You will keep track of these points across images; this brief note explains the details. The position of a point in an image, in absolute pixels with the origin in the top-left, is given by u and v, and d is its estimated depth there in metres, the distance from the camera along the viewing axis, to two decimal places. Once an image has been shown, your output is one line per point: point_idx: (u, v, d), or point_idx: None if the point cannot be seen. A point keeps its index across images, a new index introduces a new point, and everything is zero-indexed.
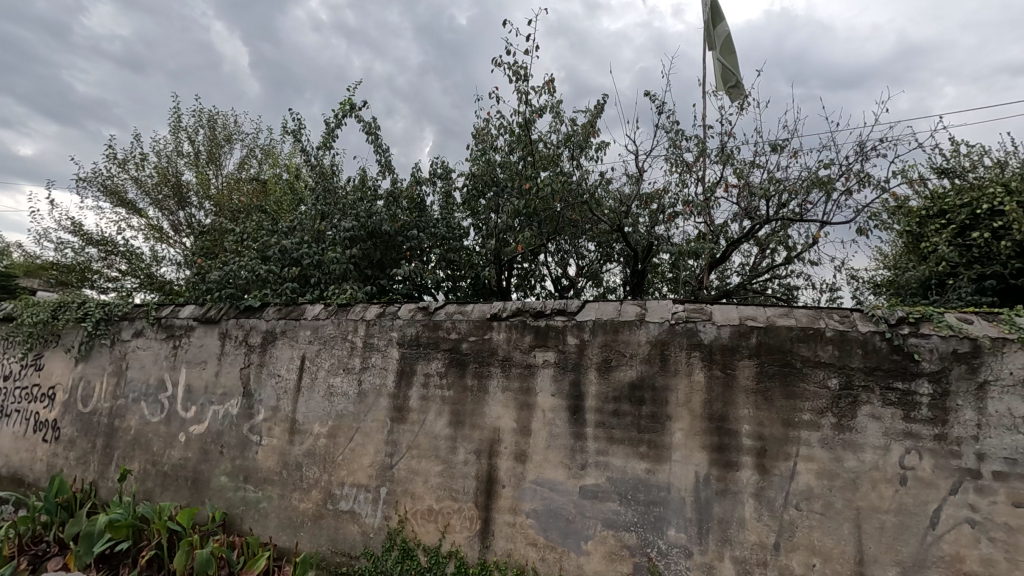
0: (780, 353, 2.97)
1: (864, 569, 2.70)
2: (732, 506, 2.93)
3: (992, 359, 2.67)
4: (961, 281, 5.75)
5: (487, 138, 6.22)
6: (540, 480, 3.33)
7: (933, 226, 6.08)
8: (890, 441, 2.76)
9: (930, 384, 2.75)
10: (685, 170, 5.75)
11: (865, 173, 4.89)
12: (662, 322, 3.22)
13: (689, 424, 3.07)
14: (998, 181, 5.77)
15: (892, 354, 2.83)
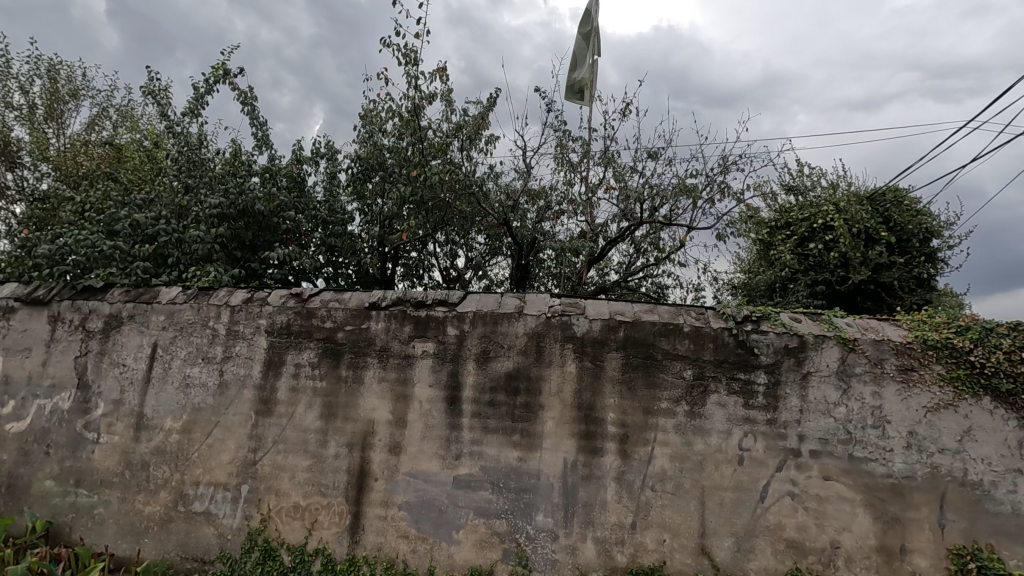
0: (644, 346, 3.19)
1: (706, 541, 3.01)
2: (596, 489, 3.10)
3: (814, 353, 3.11)
4: (799, 286, 6.60)
5: (376, 120, 6.03)
6: (414, 471, 3.30)
7: (781, 236, 6.87)
8: (732, 426, 3.09)
9: (765, 375, 3.12)
10: (571, 169, 5.97)
11: (725, 185, 5.39)
12: (539, 314, 3.32)
13: (560, 413, 3.20)
14: (832, 201, 6.65)
15: (737, 348, 3.16)
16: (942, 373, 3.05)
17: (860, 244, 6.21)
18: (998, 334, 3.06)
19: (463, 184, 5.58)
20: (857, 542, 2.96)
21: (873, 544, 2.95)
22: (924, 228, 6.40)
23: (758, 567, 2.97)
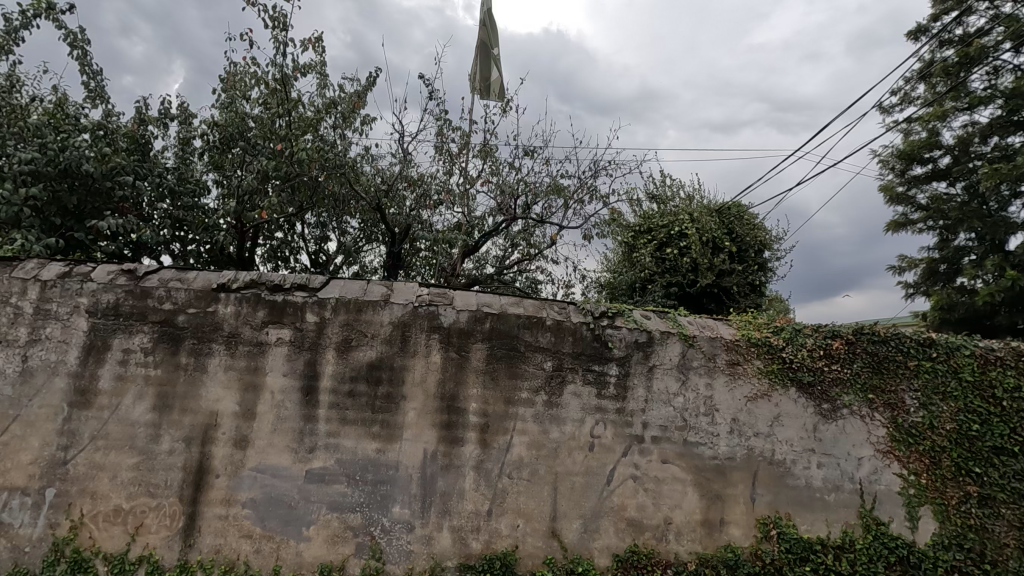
0: (508, 338, 3.28)
1: (556, 523, 3.17)
2: (455, 479, 3.13)
3: (659, 348, 3.42)
4: (655, 287, 7.20)
5: (240, 86, 5.60)
6: (261, 466, 3.08)
7: (643, 240, 7.44)
8: (585, 415, 3.29)
9: (617, 367, 3.36)
10: (450, 160, 5.94)
11: (593, 188, 5.70)
12: (406, 304, 3.26)
13: (422, 403, 3.17)
14: (687, 211, 7.34)
15: (593, 342, 3.37)
16: (761, 367, 3.55)
17: (707, 252, 6.93)
18: (804, 334, 3.66)
19: (332, 163, 5.23)
20: (685, 518, 3.31)
21: (698, 518, 3.32)
22: (759, 240, 7.29)
23: (601, 545, 3.19)
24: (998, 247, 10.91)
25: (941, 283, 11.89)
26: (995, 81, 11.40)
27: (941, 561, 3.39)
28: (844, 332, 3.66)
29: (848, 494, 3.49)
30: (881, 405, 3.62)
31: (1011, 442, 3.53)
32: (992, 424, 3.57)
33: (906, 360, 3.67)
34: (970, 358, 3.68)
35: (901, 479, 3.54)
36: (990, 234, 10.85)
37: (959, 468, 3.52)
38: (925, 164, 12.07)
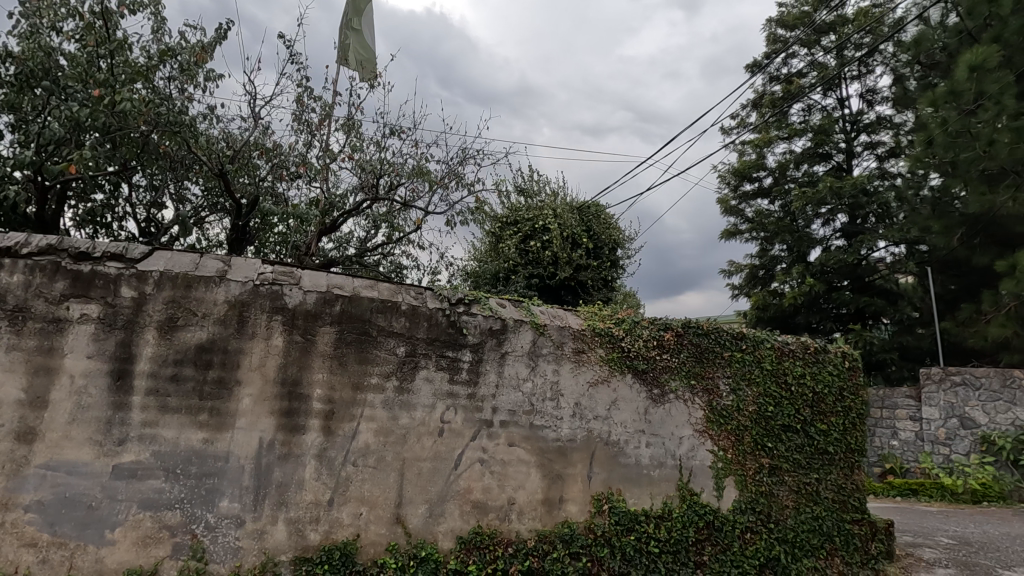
0: (360, 321, 3.16)
1: (401, 509, 3.14)
2: (293, 469, 2.95)
3: (512, 335, 3.54)
4: (518, 278, 7.43)
5: (49, 15, 4.77)
6: (53, 462, 2.65)
7: (509, 231, 7.63)
8: (436, 400, 3.29)
9: (470, 353, 3.41)
10: (310, 131, 5.58)
11: (459, 174, 5.70)
12: (245, 281, 2.99)
13: (259, 389, 2.95)
14: (551, 207, 7.67)
15: (448, 328, 3.38)
16: (602, 355, 3.83)
17: (567, 247, 7.32)
18: (642, 326, 4.01)
19: (164, 120, 4.56)
20: (528, 497, 3.47)
21: (540, 497, 3.50)
22: (613, 239, 7.85)
23: (445, 529, 3.23)
24: (802, 258, 12.96)
25: (759, 286, 13.84)
26: (808, 117, 13.46)
27: (738, 523, 3.98)
28: (674, 326, 4.07)
29: (669, 469, 3.91)
30: (700, 390, 4.09)
31: (795, 419, 4.33)
32: (783, 405, 4.29)
33: (722, 351, 4.20)
34: (770, 350, 4.35)
35: (712, 455, 4.05)
36: (796, 246, 12.84)
37: (756, 443, 4.17)
38: (753, 182, 13.91)
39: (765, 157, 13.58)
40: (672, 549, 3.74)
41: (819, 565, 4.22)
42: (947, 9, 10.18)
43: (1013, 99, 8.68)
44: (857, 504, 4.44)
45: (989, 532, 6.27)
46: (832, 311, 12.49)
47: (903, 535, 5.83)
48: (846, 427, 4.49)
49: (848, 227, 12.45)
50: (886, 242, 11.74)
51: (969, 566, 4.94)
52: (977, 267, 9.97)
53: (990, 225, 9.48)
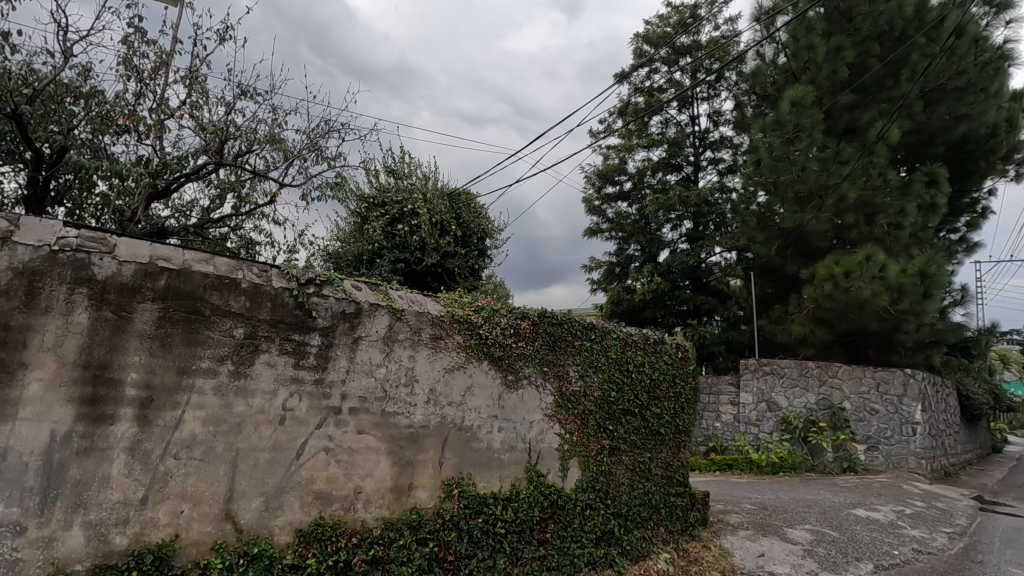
0: (189, 299, 2.84)
1: (232, 504, 2.89)
2: (96, 465, 2.57)
3: (366, 319, 3.41)
4: (382, 261, 7.18)
5: None
6: None
7: (375, 212, 7.34)
8: (278, 386, 3.07)
9: (320, 337, 3.24)
10: (140, 79, 4.90)
11: (319, 148, 5.35)
12: (38, 246, 2.53)
13: (53, 374, 2.52)
14: (421, 190, 7.53)
15: (295, 310, 3.17)
16: (460, 342, 3.84)
17: (435, 233, 7.27)
18: (499, 313, 4.09)
19: None
20: (376, 486, 3.38)
21: (388, 485, 3.43)
22: (481, 228, 7.94)
23: (283, 522, 3.03)
24: (653, 258, 14.22)
25: (615, 282, 14.93)
26: (664, 129, 14.75)
27: (580, 500, 4.26)
28: (530, 315, 4.22)
29: (519, 452, 4.06)
30: (551, 376, 4.30)
31: (634, 404, 4.75)
32: (623, 391, 4.68)
33: (573, 339, 4.45)
34: (615, 340, 4.72)
35: (559, 438, 4.27)
36: (648, 247, 14.04)
37: (599, 426, 4.49)
38: (615, 185, 14.92)
39: (626, 163, 14.64)
40: (518, 528, 3.90)
41: (647, 535, 4.70)
42: (778, 49, 11.73)
43: (820, 134, 10.28)
44: (681, 478, 5.16)
45: (781, 497, 7.44)
46: (675, 308, 13.89)
47: (716, 504, 6.70)
48: (674, 410, 5.13)
49: (692, 232, 13.89)
50: (720, 248, 13.31)
51: (764, 527, 5.81)
52: (787, 274, 11.68)
53: (798, 239, 11.18)
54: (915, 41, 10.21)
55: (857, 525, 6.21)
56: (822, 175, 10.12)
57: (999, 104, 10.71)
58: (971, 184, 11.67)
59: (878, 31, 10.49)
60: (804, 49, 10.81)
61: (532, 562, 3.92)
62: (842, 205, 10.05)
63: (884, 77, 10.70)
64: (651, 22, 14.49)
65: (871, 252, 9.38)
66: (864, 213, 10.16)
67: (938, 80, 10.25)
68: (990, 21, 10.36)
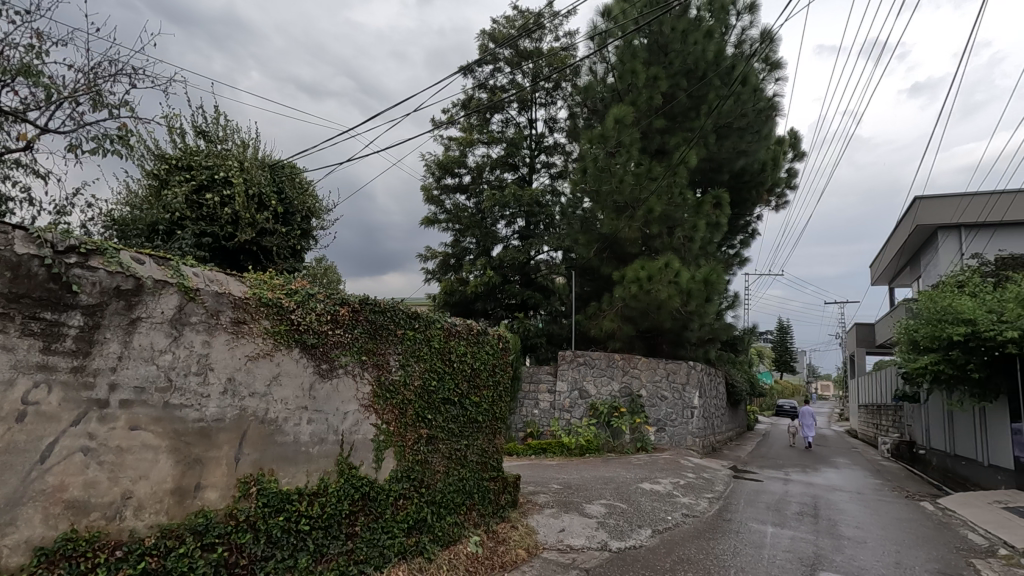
0: None
1: None
2: None
3: (149, 298, 2.96)
4: (183, 233, 6.27)
5: None
6: None
7: (177, 177, 6.36)
8: (16, 375, 2.54)
9: (82, 317, 2.75)
10: None
11: (98, 91, 4.49)
12: None
13: None
14: (238, 158, 6.75)
15: (48, 283, 2.66)
16: (267, 327, 3.52)
17: (251, 207, 6.58)
18: (316, 299, 3.84)
19: None
20: (151, 489, 2.95)
21: (168, 487, 3.01)
22: (307, 207, 7.40)
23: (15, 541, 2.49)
24: (486, 252, 14.65)
25: (449, 273, 15.09)
26: (504, 129, 15.26)
27: (392, 491, 4.20)
28: (351, 301, 4.03)
29: (330, 445, 3.86)
30: (370, 365, 4.16)
31: (454, 393, 4.83)
32: (444, 379, 4.74)
33: (395, 328, 4.36)
34: (439, 331, 4.76)
35: (375, 429, 4.15)
36: (483, 241, 14.42)
37: (417, 415, 4.47)
38: (454, 177, 15.03)
39: (465, 156, 14.86)
40: (324, 524, 3.70)
41: (459, 520, 4.81)
42: (607, 69, 12.85)
43: (636, 152, 11.53)
44: (495, 463, 5.43)
45: (584, 476, 8.22)
46: (504, 301, 14.49)
47: (527, 486, 7.15)
48: (492, 398, 5.39)
49: (523, 230, 14.58)
50: (548, 247, 14.21)
51: (566, 504, 6.35)
52: (602, 275, 12.90)
53: (613, 244, 12.41)
54: (712, 82, 11.95)
55: (642, 496, 7.13)
56: (635, 188, 11.35)
57: (768, 145, 13.06)
58: (745, 209, 14.06)
59: (686, 68, 12.05)
60: (628, 73, 11.98)
61: (337, 558, 3.75)
62: (649, 217, 11.40)
63: (688, 109, 12.36)
64: (498, 22, 14.87)
65: (668, 260, 10.80)
66: (666, 225, 11.65)
67: (727, 118, 12.14)
68: (766, 76, 12.55)
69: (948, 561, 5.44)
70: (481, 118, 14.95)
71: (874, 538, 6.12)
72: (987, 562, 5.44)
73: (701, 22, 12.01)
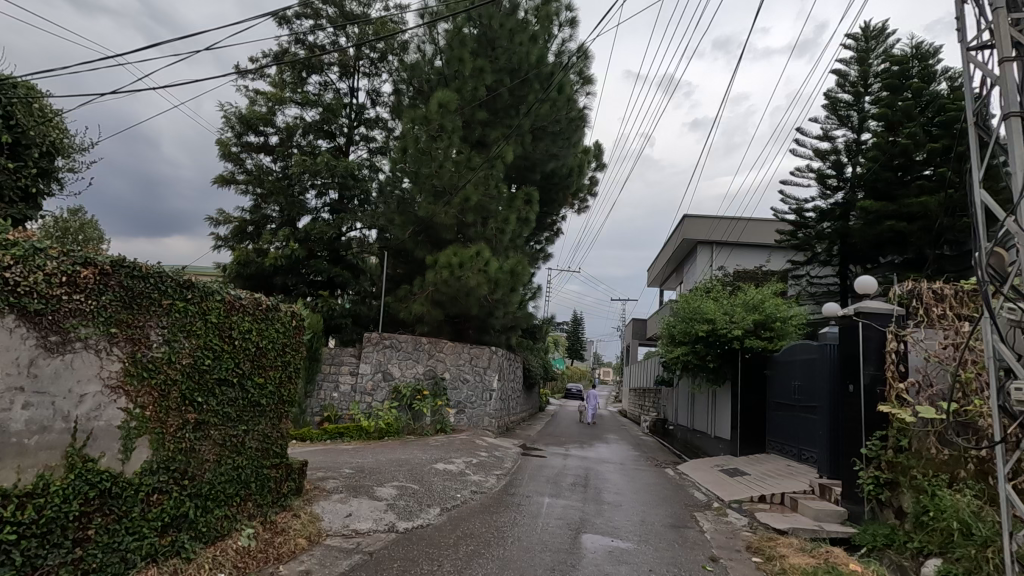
0: None
1: None
2: None
3: None
4: None
5: None
6: None
7: None
8: None
9: None
10: None
11: None
12: None
13: None
14: None
15: None
16: None
17: None
18: (46, 255, 3.16)
19: None
20: None
21: None
22: (48, 142, 5.95)
23: None
24: (291, 222, 13.49)
25: (246, 242, 13.59)
26: (322, 92, 14.16)
27: (144, 486, 3.58)
28: (98, 262, 3.37)
29: (55, 434, 3.22)
30: (121, 339, 3.51)
31: (232, 373, 4.34)
32: (222, 359, 4.22)
33: (161, 298, 3.74)
34: (219, 303, 4.23)
35: (124, 414, 3.53)
36: (288, 210, 13.25)
37: (185, 399, 3.90)
38: (258, 135, 13.52)
39: (274, 114, 13.47)
40: (39, 531, 3.02)
41: (230, 513, 4.34)
42: (435, 52, 12.73)
43: (458, 139, 11.66)
44: (278, 449, 5.02)
45: (378, 459, 8.11)
46: (308, 277, 13.51)
47: (316, 472, 6.78)
48: (280, 379, 4.98)
49: (335, 204, 13.72)
50: (360, 224, 13.62)
51: (355, 489, 6.18)
52: (416, 259, 12.80)
53: (428, 228, 12.40)
54: (533, 84, 12.61)
55: (434, 477, 7.29)
56: (454, 175, 11.49)
57: (576, 153, 14.29)
58: (552, 208, 15.22)
59: (510, 67, 12.50)
60: (455, 60, 12.00)
61: (57, 570, 3.10)
62: (465, 205, 11.63)
63: (509, 106, 12.87)
64: None
65: (480, 249, 11.19)
66: (481, 216, 12.03)
67: (543, 121, 12.95)
68: (579, 88, 13.69)
69: (677, 515, 6.63)
70: (295, 76, 13.66)
71: (628, 501, 7.16)
72: (704, 513, 6.77)
73: (528, 25, 12.57)
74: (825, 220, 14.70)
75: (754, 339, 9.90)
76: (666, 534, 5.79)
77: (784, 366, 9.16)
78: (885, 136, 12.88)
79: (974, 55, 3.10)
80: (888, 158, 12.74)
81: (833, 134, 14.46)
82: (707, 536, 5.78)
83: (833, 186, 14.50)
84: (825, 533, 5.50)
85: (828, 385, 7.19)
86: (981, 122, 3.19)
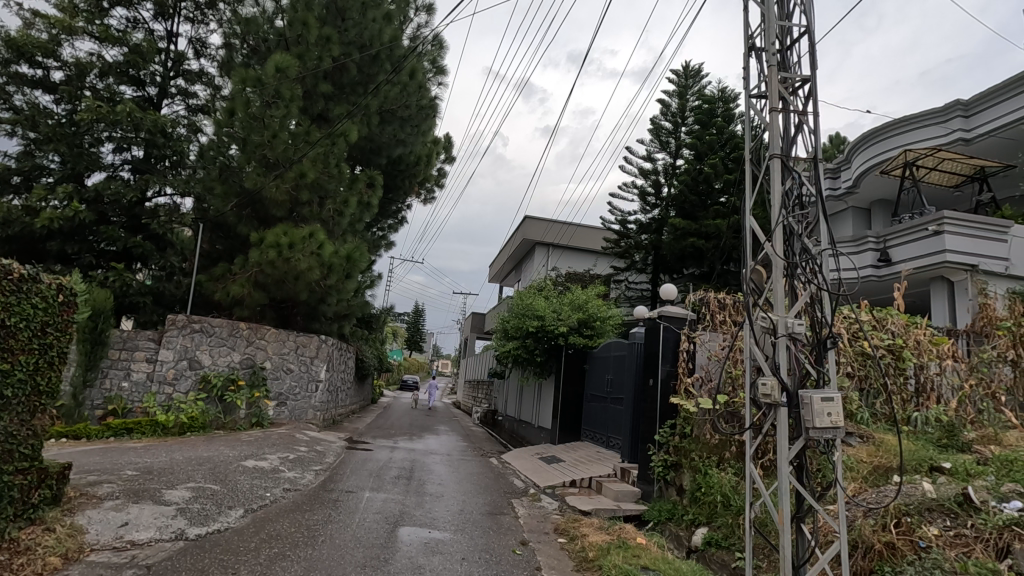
0: None
1: None
2: None
3: None
4: None
5: None
6: None
7: None
8: None
9: None
10: None
11: None
12: None
13: None
14: None
15: None
16: None
17: None
18: None
19: None
20: None
21: None
22: None
23: None
24: (76, 177, 11.22)
25: (7, 194, 11.01)
26: (128, 29, 12.01)
27: None
28: None
29: None
30: None
31: None
32: None
33: None
34: None
35: None
36: (72, 163, 11.00)
37: None
38: (34, 67, 11.02)
39: (60, 45, 11.11)
40: None
41: None
42: (276, 10, 11.57)
43: (297, 110, 10.76)
44: (27, 451, 4.07)
45: (173, 458, 7.11)
46: (96, 245, 11.36)
47: (86, 476, 5.72)
48: (36, 366, 4.07)
49: (138, 162, 11.73)
50: (169, 190, 11.83)
51: (137, 493, 5.35)
52: (238, 235, 11.52)
53: (255, 202, 11.25)
54: (383, 64, 12.13)
55: (241, 475, 6.63)
56: (288, 147, 10.58)
57: (424, 142, 14.07)
58: (397, 196, 14.82)
59: (360, 42, 11.89)
60: (298, 23, 11.01)
61: None
62: (300, 181, 10.74)
63: (357, 84, 12.22)
64: None
65: (314, 231, 10.46)
66: (317, 194, 11.22)
67: (392, 105, 12.50)
68: (431, 77, 13.57)
69: (496, 503, 6.90)
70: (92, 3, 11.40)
71: (449, 492, 7.25)
72: (520, 500, 7.12)
73: (382, 2, 12.10)
74: (644, 233, 16.42)
75: (576, 336, 10.69)
76: (482, 523, 5.96)
77: (599, 362, 10.06)
78: (694, 164, 14.82)
79: (754, 102, 3.64)
80: (695, 184, 14.70)
81: (655, 156, 16.23)
82: (519, 522, 6.08)
83: (651, 203, 16.29)
84: (621, 512, 6.12)
85: (632, 379, 8.05)
86: (755, 159, 3.76)
